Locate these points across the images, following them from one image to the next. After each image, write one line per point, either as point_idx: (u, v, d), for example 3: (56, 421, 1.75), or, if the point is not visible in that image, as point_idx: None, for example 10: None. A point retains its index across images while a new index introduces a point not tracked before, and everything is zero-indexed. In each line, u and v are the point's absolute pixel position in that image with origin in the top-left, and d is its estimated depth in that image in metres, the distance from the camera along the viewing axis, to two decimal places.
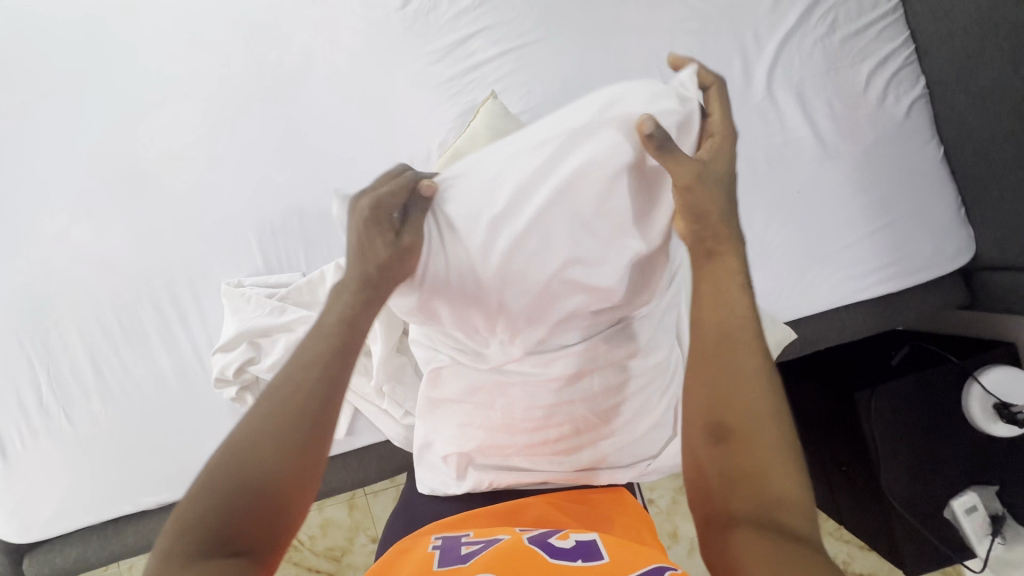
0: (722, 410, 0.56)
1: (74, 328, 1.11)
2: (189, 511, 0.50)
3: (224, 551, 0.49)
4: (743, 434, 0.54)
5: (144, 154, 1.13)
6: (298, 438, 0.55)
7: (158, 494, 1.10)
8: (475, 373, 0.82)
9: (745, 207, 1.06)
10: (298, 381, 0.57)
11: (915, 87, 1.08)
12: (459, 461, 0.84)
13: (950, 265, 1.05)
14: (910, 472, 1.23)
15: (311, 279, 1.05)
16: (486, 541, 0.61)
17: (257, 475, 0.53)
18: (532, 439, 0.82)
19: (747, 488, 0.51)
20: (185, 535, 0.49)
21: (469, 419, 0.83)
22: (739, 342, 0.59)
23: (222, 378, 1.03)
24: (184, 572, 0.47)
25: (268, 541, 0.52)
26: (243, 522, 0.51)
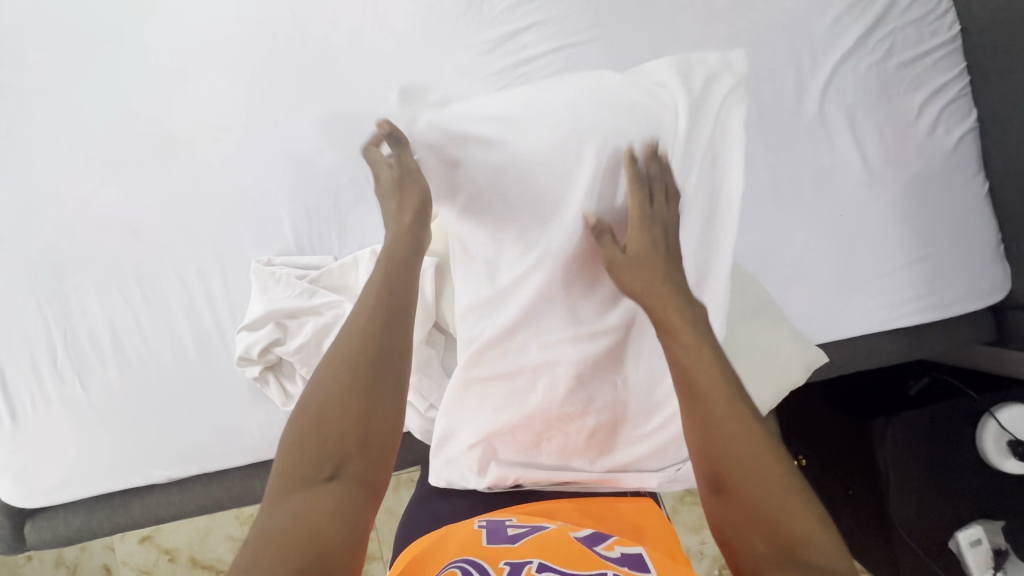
0: (722, 462, 0.60)
1: (95, 294, 1.09)
2: (291, 441, 0.58)
3: (324, 476, 0.57)
4: (744, 480, 0.58)
5: (178, 121, 1.10)
6: (366, 369, 0.62)
7: (169, 469, 1.09)
8: (511, 347, 0.85)
9: (786, 226, 1.05)
10: (364, 318, 0.65)
11: (966, 120, 1.07)
12: (486, 453, 0.85)
13: (983, 301, 1.05)
14: (918, 501, 1.25)
15: (344, 263, 1.04)
16: (532, 526, 0.64)
17: (337, 402, 0.60)
18: (567, 428, 0.84)
19: (764, 532, 0.56)
20: (292, 457, 0.57)
21: (502, 406, 0.85)
22: (715, 390, 0.64)
23: (245, 357, 1.01)
24: (295, 496, 0.55)
25: (359, 459, 0.59)
26: (334, 445, 0.58)
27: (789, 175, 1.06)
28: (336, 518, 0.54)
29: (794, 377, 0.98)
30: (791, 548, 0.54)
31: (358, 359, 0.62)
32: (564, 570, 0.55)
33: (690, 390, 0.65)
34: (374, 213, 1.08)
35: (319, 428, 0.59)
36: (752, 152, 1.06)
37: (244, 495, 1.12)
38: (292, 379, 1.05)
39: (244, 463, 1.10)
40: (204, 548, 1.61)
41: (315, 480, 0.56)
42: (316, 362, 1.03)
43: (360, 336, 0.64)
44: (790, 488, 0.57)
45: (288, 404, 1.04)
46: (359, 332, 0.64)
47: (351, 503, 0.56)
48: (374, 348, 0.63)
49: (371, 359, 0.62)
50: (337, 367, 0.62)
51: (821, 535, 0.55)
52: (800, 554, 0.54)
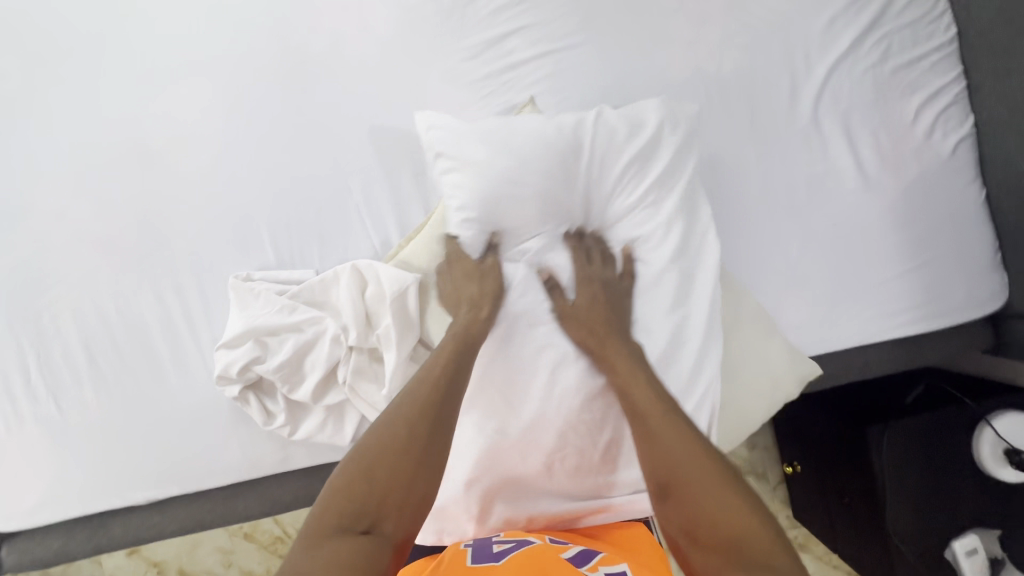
0: (665, 472, 0.69)
1: (69, 311, 1.05)
2: (339, 485, 0.65)
3: (357, 529, 0.62)
4: (684, 487, 0.67)
5: (152, 132, 1.06)
6: (418, 440, 0.69)
7: (149, 490, 1.06)
8: (502, 388, 0.82)
9: (780, 235, 1.03)
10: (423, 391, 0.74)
11: (962, 125, 1.05)
12: (484, 494, 0.80)
13: (980, 310, 1.03)
14: (916, 509, 1.23)
15: (325, 278, 1.01)
16: (517, 543, 0.67)
17: (388, 461, 0.67)
18: (566, 457, 0.81)
19: (707, 532, 0.64)
20: (337, 502, 0.64)
21: (495, 438, 0.80)
22: (651, 408, 0.74)
23: (224, 375, 0.98)
24: (328, 540, 0.60)
25: (389, 521, 0.64)
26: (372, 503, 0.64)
27: (783, 182, 1.03)
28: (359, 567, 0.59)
29: (790, 391, 0.95)
30: (737, 545, 0.62)
31: (410, 432, 0.70)
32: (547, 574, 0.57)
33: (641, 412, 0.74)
34: (356, 225, 1.04)
35: (366, 485, 0.65)
36: (745, 159, 1.03)
37: (228, 514, 1.09)
38: (274, 397, 1.02)
39: (226, 483, 1.07)
40: (193, 560, 1.58)
41: (351, 530, 0.62)
42: (298, 380, 1.00)
43: (414, 412, 0.71)
44: (725, 485, 0.66)
45: (269, 423, 1.01)
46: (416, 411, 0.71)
47: (374, 560, 0.60)
48: (424, 426, 0.71)
49: (422, 438, 0.70)
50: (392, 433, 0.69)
51: (758, 528, 0.63)
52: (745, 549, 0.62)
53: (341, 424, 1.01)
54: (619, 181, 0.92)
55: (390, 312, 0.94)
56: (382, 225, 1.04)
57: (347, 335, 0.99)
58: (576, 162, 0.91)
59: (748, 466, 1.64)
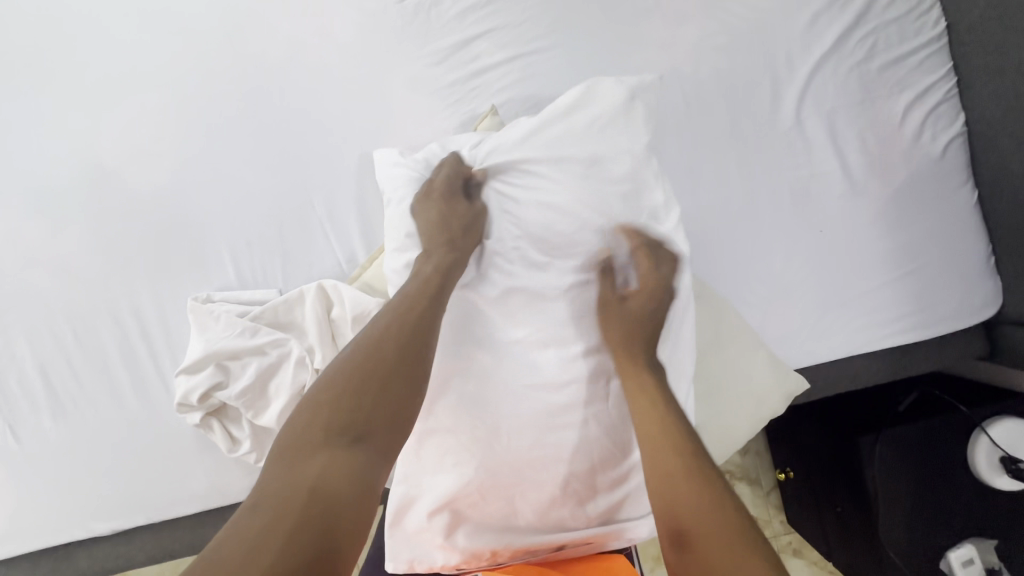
0: (680, 516, 0.58)
1: (25, 339, 1.01)
2: (317, 400, 0.60)
3: (346, 438, 0.57)
4: (698, 538, 0.56)
5: (106, 147, 1.02)
6: (402, 353, 0.65)
7: (110, 523, 1.01)
8: (468, 401, 0.75)
9: (763, 244, 0.98)
10: (406, 305, 0.69)
11: (953, 124, 1.00)
12: (453, 520, 0.72)
13: (974, 317, 0.98)
14: (911, 519, 1.20)
15: (288, 298, 0.96)
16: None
17: (371, 370, 0.63)
18: (537, 479, 0.73)
19: None
20: (321, 413, 0.59)
21: (467, 460, 0.73)
22: (671, 438, 0.64)
23: (185, 403, 0.94)
24: (317, 452, 0.55)
25: (382, 430, 0.60)
26: (360, 415, 0.59)
27: (765, 188, 0.99)
28: (351, 474, 0.55)
29: (776, 406, 0.90)
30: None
31: (399, 340, 0.66)
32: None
33: (658, 444, 0.64)
34: (320, 241, 1.00)
35: (353, 394, 0.60)
36: (725, 166, 0.99)
37: (195, 544, 1.04)
38: (239, 423, 0.98)
39: (191, 513, 1.02)
40: None
41: (340, 438, 0.57)
42: (263, 405, 0.95)
43: (396, 321, 0.68)
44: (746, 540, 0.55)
45: (234, 450, 0.97)
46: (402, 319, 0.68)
47: (372, 464, 0.57)
48: (413, 336, 0.67)
49: (412, 346, 0.66)
50: (378, 342, 0.65)
51: None
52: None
53: None
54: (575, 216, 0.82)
55: (356, 335, 0.91)
56: (348, 241, 1.00)
57: (313, 357, 0.94)
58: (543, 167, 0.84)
59: (740, 471, 1.60)
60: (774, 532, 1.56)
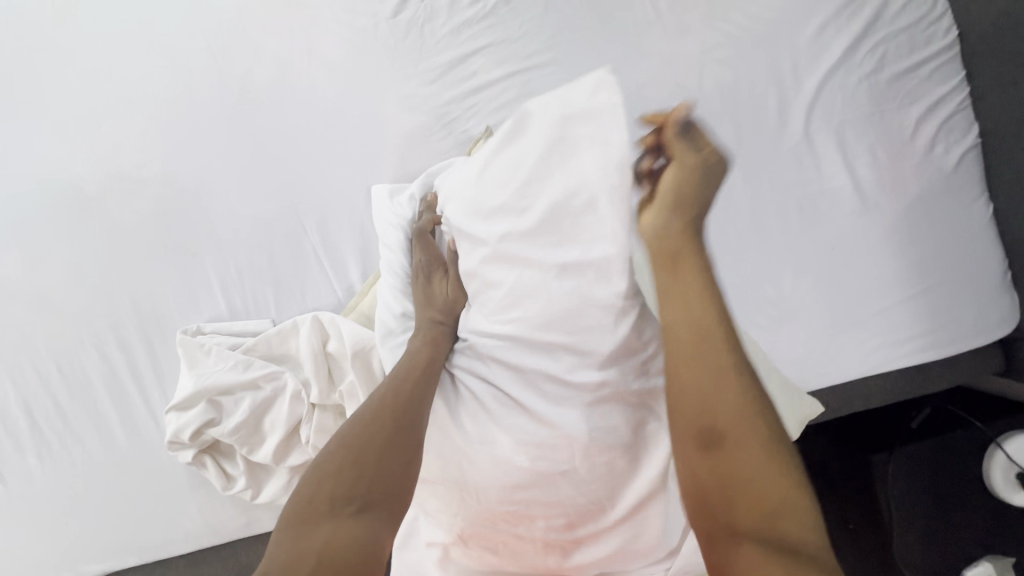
0: (707, 408, 0.52)
1: (8, 377, 0.97)
2: (323, 469, 0.59)
3: (351, 509, 0.56)
4: (728, 432, 0.51)
5: (87, 174, 0.98)
6: (405, 421, 0.64)
7: (100, 564, 0.97)
8: (449, 442, 0.71)
9: (772, 263, 0.95)
10: (409, 371, 0.69)
11: (968, 135, 0.96)
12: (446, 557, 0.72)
13: (991, 334, 0.95)
14: (922, 538, 1.18)
15: (282, 328, 0.93)
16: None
17: (374, 440, 0.61)
18: (515, 533, 0.69)
19: (743, 496, 0.49)
20: (327, 481, 0.58)
21: (459, 503, 0.70)
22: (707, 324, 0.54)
23: (176, 440, 0.90)
24: (322, 524, 0.54)
25: (384, 500, 0.58)
26: (368, 483, 0.58)
27: (773, 206, 0.96)
28: (358, 550, 0.53)
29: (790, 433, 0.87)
30: (773, 523, 0.48)
31: (396, 408, 0.65)
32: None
33: (705, 332, 0.53)
34: (314, 269, 0.96)
35: (354, 464, 0.59)
36: (730, 184, 0.96)
37: None
38: (233, 459, 0.95)
39: (185, 551, 0.98)
40: None
41: (342, 509, 0.56)
42: (258, 440, 0.92)
43: (398, 389, 0.67)
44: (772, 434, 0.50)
45: (229, 487, 0.93)
46: (398, 390, 0.67)
47: (379, 537, 0.55)
48: (408, 402, 0.66)
49: (408, 411, 0.65)
50: (376, 411, 0.64)
51: (801, 500, 0.49)
52: (780, 529, 0.47)
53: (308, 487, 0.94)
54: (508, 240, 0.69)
55: (353, 368, 0.86)
56: (343, 267, 0.96)
57: (309, 391, 0.91)
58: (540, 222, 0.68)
59: None
60: None
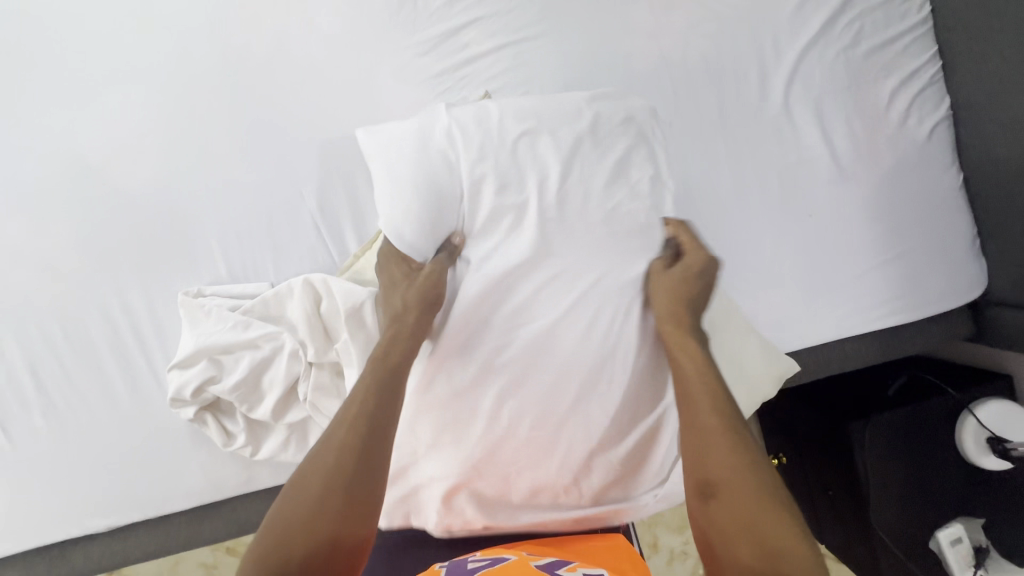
0: (705, 466, 0.61)
1: (13, 338, 1.00)
2: (258, 551, 0.55)
3: None
4: (724, 484, 0.59)
5: (88, 144, 1.00)
6: (350, 480, 0.60)
7: (106, 519, 1.01)
8: (460, 382, 0.71)
9: (753, 230, 0.99)
10: (351, 422, 0.64)
11: (939, 108, 1.01)
12: (456, 484, 0.70)
13: (961, 299, 1.00)
14: (900, 502, 1.21)
15: (279, 291, 0.96)
16: (491, 560, 0.65)
17: (312, 515, 0.57)
18: (538, 459, 0.71)
19: (743, 534, 0.55)
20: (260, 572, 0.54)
21: (475, 433, 0.71)
22: (701, 396, 0.65)
23: (178, 398, 0.94)
24: None
25: None
26: (302, 566, 0.55)
27: (753, 175, 0.99)
28: None
29: (767, 390, 0.93)
30: (776, 561, 0.52)
31: (337, 472, 0.60)
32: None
33: (692, 406, 0.65)
34: (311, 234, 1.00)
35: (288, 547, 0.56)
36: (712, 153, 1.00)
37: (192, 539, 1.05)
38: (233, 417, 0.98)
39: (187, 507, 1.02)
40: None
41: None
42: (257, 398, 0.96)
43: (340, 443, 0.62)
44: (764, 483, 0.58)
45: (229, 444, 0.98)
46: (342, 447, 0.62)
47: None
48: (354, 463, 0.61)
49: (348, 476, 0.60)
50: (317, 475, 0.60)
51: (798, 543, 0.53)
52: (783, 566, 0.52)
53: (304, 441, 0.98)
54: (631, 164, 0.80)
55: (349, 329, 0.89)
56: (340, 232, 1.00)
57: (306, 351, 0.94)
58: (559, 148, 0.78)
59: None
60: None
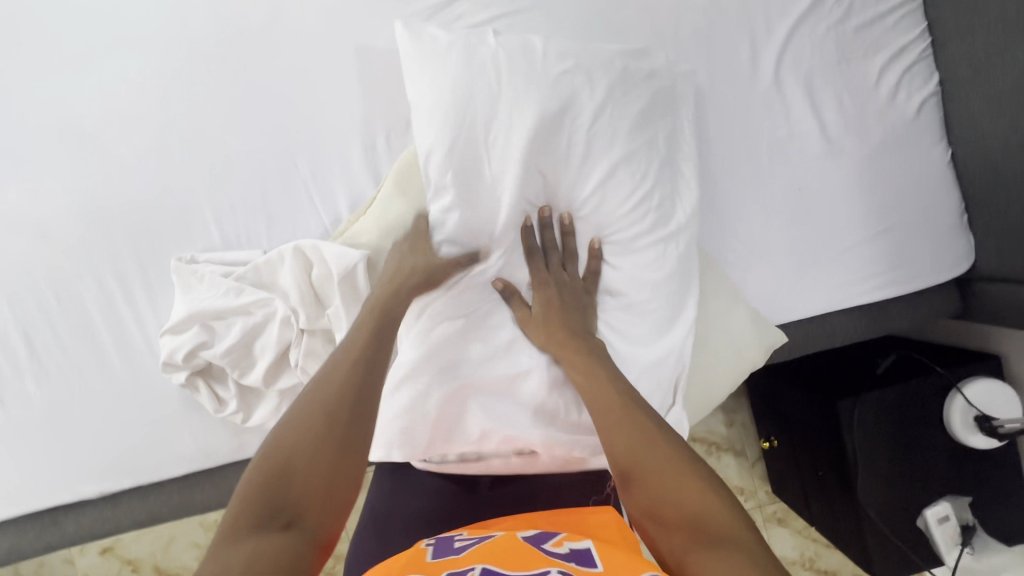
0: (623, 461, 0.70)
1: (6, 301, 1.01)
2: (257, 476, 0.61)
3: (277, 524, 0.58)
4: (641, 473, 0.68)
5: (84, 111, 1.01)
6: (341, 418, 0.67)
7: (97, 484, 1.02)
8: (456, 333, 0.89)
9: (742, 203, 1.00)
10: (339, 367, 0.72)
11: (927, 84, 1.02)
12: (437, 423, 0.88)
13: (948, 273, 1.01)
14: (886, 480, 1.23)
15: (270, 258, 0.96)
16: (479, 538, 0.71)
17: (306, 447, 0.64)
18: (537, 380, 0.88)
19: (668, 506, 0.65)
20: (260, 494, 0.60)
21: (478, 360, 0.89)
22: (610, 398, 0.76)
23: (170, 362, 0.95)
24: (247, 538, 0.55)
25: (311, 511, 0.61)
26: (298, 491, 0.61)
27: (744, 148, 1.00)
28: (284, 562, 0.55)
29: (754, 359, 0.94)
30: (699, 521, 0.62)
31: (329, 407, 0.68)
32: (502, 569, 0.61)
33: (601, 409, 0.76)
34: (305, 202, 1.01)
35: (285, 473, 0.62)
36: (703, 126, 1.01)
37: (183, 506, 1.06)
38: (224, 383, 0.99)
39: (178, 474, 1.03)
40: (167, 555, 1.76)
41: (269, 528, 0.57)
42: (249, 364, 0.96)
43: (330, 385, 0.70)
44: (676, 457, 0.68)
45: (220, 410, 0.98)
46: (331, 389, 0.70)
47: (301, 552, 0.57)
48: (347, 401, 0.69)
49: (338, 413, 0.68)
50: (309, 414, 0.67)
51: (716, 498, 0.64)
52: (706, 523, 0.62)
53: (296, 408, 0.99)
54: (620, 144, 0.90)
55: (342, 294, 0.91)
56: (333, 201, 1.01)
57: (298, 317, 0.95)
58: (557, 128, 0.88)
59: (727, 443, 1.74)
60: (760, 501, 1.73)
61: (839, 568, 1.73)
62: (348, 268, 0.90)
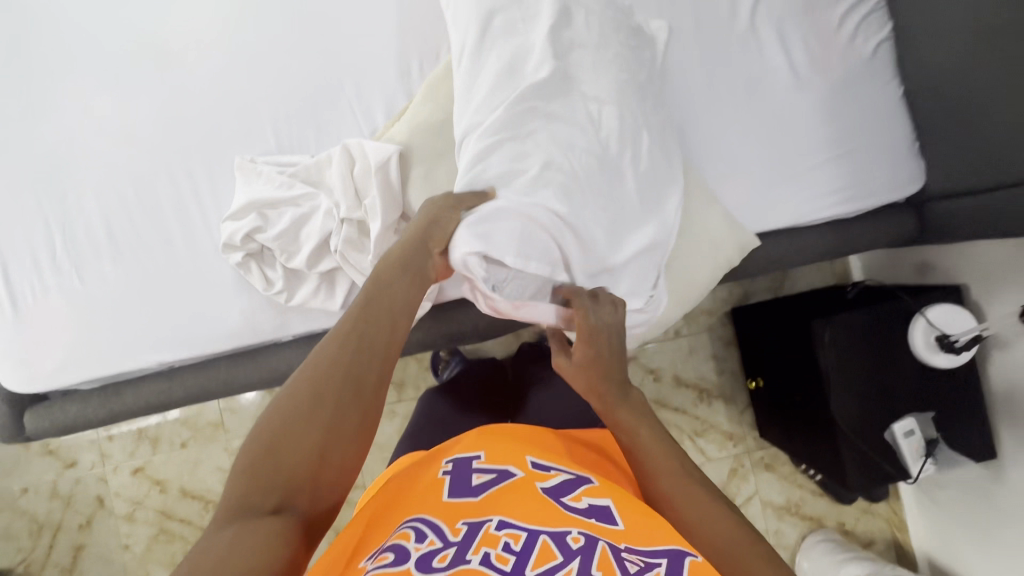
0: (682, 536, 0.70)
1: (93, 194, 1.18)
2: (249, 462, 0.63)
3: (269, 509, 0.60)
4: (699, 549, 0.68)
5: (168, 37, 1.21)
6: (333, 402, 0.68)
7: (158, 355, 1.18)
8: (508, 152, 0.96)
9: (722, 125, 1.16)
10: (336, 341, 0.74)
11: (882, 30, 1.19)
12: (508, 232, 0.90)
13: (902, 191, 1.16)
14: (858, 395, 1.35)
15: (319, 159, 1.14)
16: (497, 472, 0.75)
17: (299, 431, 0.65)
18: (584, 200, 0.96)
19: None
20: (252, 475, 0.62)
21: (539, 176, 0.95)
22: (671, 470, 0.75)
23: (229, 244, 1.11)
24: (237, 522, 0.58)
25: (302, 491, 0.63)
26: (287, 475, 0.63)
27: (723, 80, 1.17)
28: (276, 545, 0.57)
29: (729, 254, 1.10)
30: None
31: (321, 385, 0.69)
32: (519, 524, 0.67)
33: (659, 477, 0.75)
34: (348, 116, 1.19)
35: (274, 455, 0.64)
36: (688, 59, 1.17)
37: (229, 381, 1.22)
38: (273, 267, 1.15)
39: (228, 349, 1.19)
40: (193, 476, 1.90)
41: (260, 511, 0.60)
42: (295, 250, 1.13)
43: (329, 362, 0.71)
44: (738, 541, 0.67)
45: (269, 289, 1.14)
46: (326, 367, 0.71)
47: (292, 534, 0.59)
48: (343, 381, 0.70)
49: (331, 392, 0.69)
50: (301, 396, 0.68)
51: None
52: None
53: (333, 290, 1.15)
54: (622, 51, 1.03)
55: (378, 186, 1.07)
56: (371, 116, 1.19)
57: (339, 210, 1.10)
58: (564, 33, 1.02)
59: (717, 390, 1.85)
60: (748, 446, 1.84)
61: (823, 514, 1.82)
62: (384, 161, 1.07)
